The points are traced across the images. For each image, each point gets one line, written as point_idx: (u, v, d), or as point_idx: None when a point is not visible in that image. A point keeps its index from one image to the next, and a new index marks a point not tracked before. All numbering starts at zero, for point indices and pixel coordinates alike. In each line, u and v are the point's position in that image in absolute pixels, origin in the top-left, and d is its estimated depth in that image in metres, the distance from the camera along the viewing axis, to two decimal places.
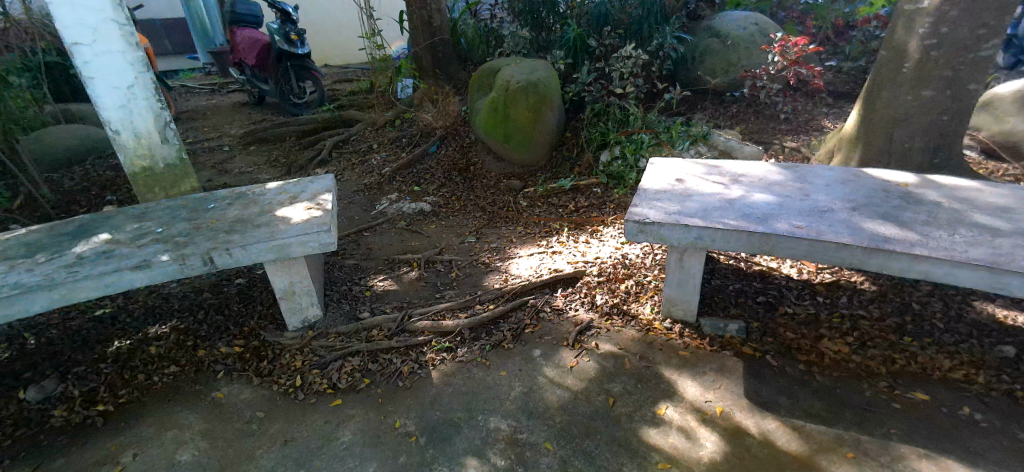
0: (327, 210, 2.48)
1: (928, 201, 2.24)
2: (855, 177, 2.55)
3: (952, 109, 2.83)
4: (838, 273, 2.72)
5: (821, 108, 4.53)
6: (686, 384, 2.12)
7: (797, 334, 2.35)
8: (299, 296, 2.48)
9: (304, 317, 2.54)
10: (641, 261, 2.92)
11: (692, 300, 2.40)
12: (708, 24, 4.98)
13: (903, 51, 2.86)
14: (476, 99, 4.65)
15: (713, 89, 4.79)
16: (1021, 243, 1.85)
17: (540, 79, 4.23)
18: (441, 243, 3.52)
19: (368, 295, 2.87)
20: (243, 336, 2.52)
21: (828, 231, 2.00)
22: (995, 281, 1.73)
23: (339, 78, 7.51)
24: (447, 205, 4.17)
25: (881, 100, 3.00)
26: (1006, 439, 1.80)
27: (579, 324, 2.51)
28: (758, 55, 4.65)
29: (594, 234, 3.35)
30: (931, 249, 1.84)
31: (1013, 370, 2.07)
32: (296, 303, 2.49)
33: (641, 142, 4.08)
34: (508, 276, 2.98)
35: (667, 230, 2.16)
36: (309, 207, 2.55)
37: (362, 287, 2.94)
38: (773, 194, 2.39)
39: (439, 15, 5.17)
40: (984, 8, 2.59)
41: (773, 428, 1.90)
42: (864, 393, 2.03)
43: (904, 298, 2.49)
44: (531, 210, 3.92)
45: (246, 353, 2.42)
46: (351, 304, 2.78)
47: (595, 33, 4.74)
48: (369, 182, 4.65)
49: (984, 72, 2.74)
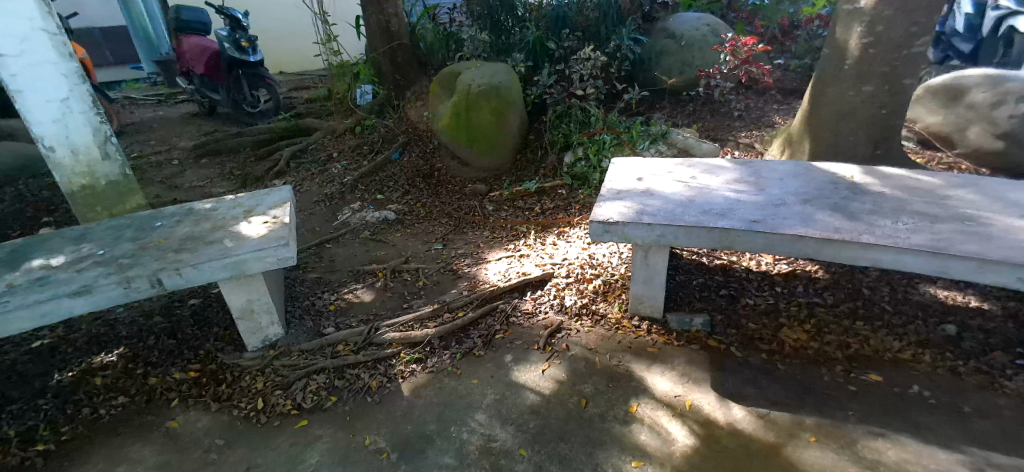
0: (285, 224, 2.39)
1: (874, 191, 2.34)
2: (806, 170, 2.63)
3: (891, 103, 2.97)
4: (795, 263, 2.81)
5: (772, 105, 4.71)
6: (657, 380, 2.14)
7: (759, 324, 2.41)
8: (257, 315, 2.38)
9: (264, 336, 2.44)
10: (608, 260, 2.94)
11: (659, 297, 2.43)
12: (663, 26, 5.07)
13: (845, 48, 2.98)
14: (437, 104, 4.61)
15: (670, 89, 4.87)
16: (959, 228, 1.95)
17: (502, 83, 4.22)
18: (407, 251, 3.45)
19: (332, 310, 2.79)
20: (199, 359, 2.41)
21: (784, 223, 2.06)
22: (937, 265, 1.81)
23: (296, 85, 7.32)
24: (412, 212, 4.11)
25: (827, 96, 3.12)
26: (952, 413, 1.89)
27: (549, 326, 2.50)
28: (711, 55, 4.77)
29: (561, 235, 3.37)
30: (879, 237, 1.91)
31: (956, 347, 2.18)
32: (254, 321, 2.39)
33: (603, 142, 4.12)
34: (477, 281, 2.95)
35: (632, 229, 2.18)
36: (266, 221, 2.45)
37: (325, 302, 2.86)
38: (732, 190, 2.44)
39: (396, 19, 5.11)
40: (915, 7, 2.72)
41: (740, 417, 1.94)
42: (824, 378, 2.10)
43: (855, 285, 2.59)
44: (497, 214, 3.90)
45: (202, 378, 2.31)
46: (314, 319, 2.69)
47: (554, 36, 4.78)
48: (331, 192, 4.54)
49: (918, 68, 2.89)
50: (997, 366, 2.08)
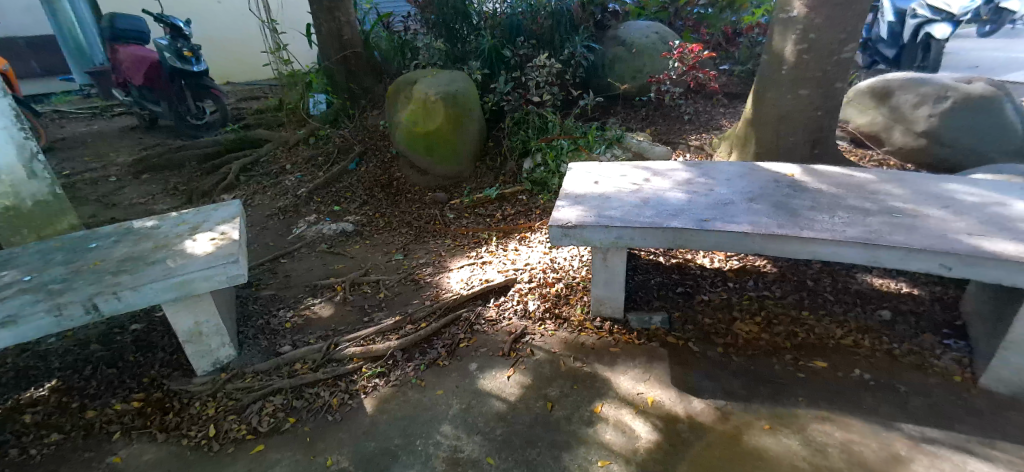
0: (234, 240, 2.32)
1: (813, 189, 2.48)
2: (751, 171, 2.76)
3: (824, 106, 3.16)
4: (745, 259, 2.94)
5: (719, 108, 4.93)
6: (618, 380, 2.19)
7: (714, 319, 2.50)
8: (206, 337, 2.30)
9: (214, 359, 2.36)
10: (569, 264, 2.98)
11: (619, 297, 2.49)
12: (614, 33, 5.21)
13: (781, 54, 3.15)
14: (393, 113, 4.57)
15: (624, 94, 5.03)
16: (888, 220, 2.09)
17: (458, 91, 4.24)
18: (367, 263, 3.41)
19: (289, 327, 2.72)
20: (143, 388, 2.30)
21: (732, 222, 2.16)
22: (870, 255, 1.94)
23: (244, 95, 7.11)
24: (370, 223, 4.05)
25: (768, 100, 3.28)
26: (890, 393, 2.02)
27: (513, 332, 2.51)
28: (660, 62, 4.93)
29: (523, 241, 3.40)
30: (818, 231, 2.03)
31: (892, 331, 2.34)
32: (204, 344, 2.31)
33: (561, 148, 4.14)
34: (440, 290, 2.94)
35: (589, 232, 2.23)
36: (213, 237, 2.38)
37: (282, 319, 2.78)
38: (684, 191, 2.53)
39: (349, 28, 5.06)
40: (842, 16, 2.91)
41: (699, 410, 2.01)
42: (775, 368, 2.20)
43: (800, 277, 2.73)
44: (458, 222, 3.90)
45: (147, 408, 2.20)
46: (270, 338, 2.62)
47: (509, 44, 4.83)
48: (285, 205, 4.43)
49: (847, 72, 3.09)
50: (927, 347, 2.24)
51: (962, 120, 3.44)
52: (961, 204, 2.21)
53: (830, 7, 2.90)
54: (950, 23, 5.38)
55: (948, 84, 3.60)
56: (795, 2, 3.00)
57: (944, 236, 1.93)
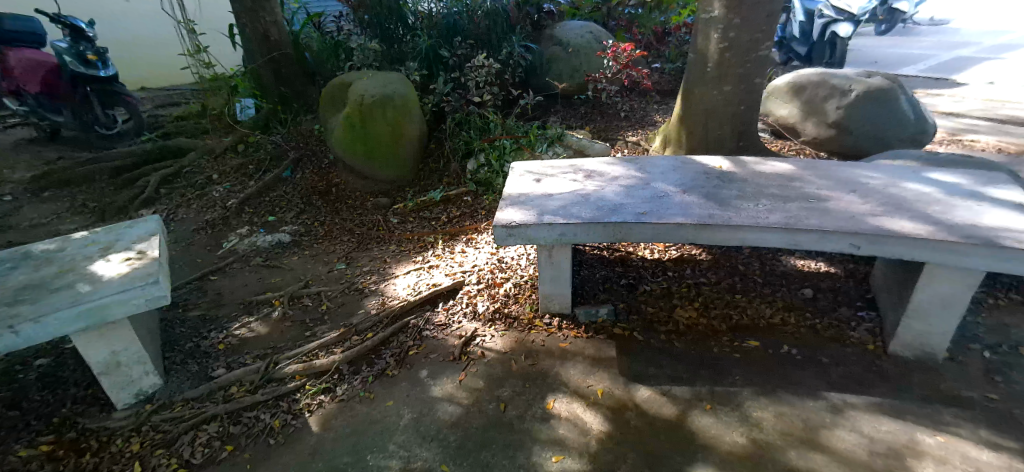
0: (152, 260, 2.18)
1: (739, 179, 2.62)
2: (683, 164, 2.88)
3: (747, 100, 3.35)
4: (683, 248, 3.07)
5: (653, 105, 5.11)
6: (567, 374, 2.23)
7: (657, 307, 2.60)
8: (126, 366, 2.14)
9: (137, 389, 2.20)
10: (516, 263, 3.00)
11: (566, 293, 2.52)
12: (550, 33, 5.27)
13: (706, 53, 3.30)
14: (328, 117, 4.43)
15: (562, 93, 5.12)
16: (806, 206, 2.24)
17: (396, 92, 4.15)
18: (307, 274, 3.29)
19: (222, 349, 2.58)
20: (54, 429, 2.10)
21: (667, 214, 2.24)
22: (791, 239, 2.07)
23: (163, 102, 6.67)
24: (309, 232, 3.92)
25: (696, 95, 3.44)
26: (816, 365, 2.17)
27: (463, 336, 2.50)
28: (597, 60, 5.05)
29: (470, 242, 3.39)
30: (745, 219, 2.14)
31: (816, 308, 2.51)
32: (124, 374, 2.15)
33: (503, 148, 4.18)
34: (386, 298, 2.88)
35: (533, 230, 2.25)
36: (128, 257, 2.22)
37: (214, 341, 2.65)
38: (622, 186, 2.61)
39: (276, 29, 4.86)
40: (758, 17, 3.09)
41: (646, 397, 2.08)
42: (714, 350, 2.31)
43: (732, 263, 2.88)
44: (403, 226, 3.83)
45: (57, 450, 2.02)
46: (202, 362, 2.48)
47: (447, 44, 4.80)
48: (213, 218, 4.20)
49: (765, 69, 3.28)
50: (845, 320, 2.42)
51: (866, 110, 3.74)
52: (867, 187, 2.40)
53: (747, 8, 3.07)
54: (852, 23, 5.88)
55: (852, 78, 3.92)
56: (714, 3, 3.16)
57: (854, 218, 2.09)
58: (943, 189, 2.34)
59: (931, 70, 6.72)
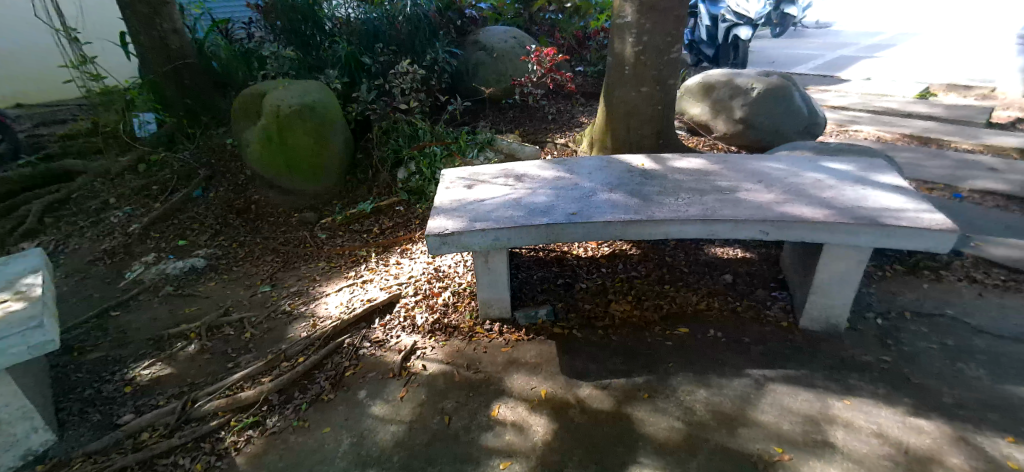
0: (36, 301, 1.95)
1: (660, 175, 2.74)
2: (609, 163, 2.97)
3: (663, 101, 3.52)
4: (614, 244, 3.16)
5: (578, 107, 5.26)
6: (510, 378, 2.23)
7: (593, 304, 2.66)
8: (7, 424, 1.90)
9: (24, 449, 1.98)
10: (453, 271, 2.98)
11: (505, 297, 2.52)
12: (474, 39, 5.26)
13: (623, 56, 3.43)
14: (242, 130, 4.19)
15: (490, 98, 5.15)
16: (721, 198, 2.38)
17: (317, 100, 3.99)
18: (226, 301, 3.09)
19: (130, 392, 2.37)
20: None
21: (596, 213, 2.30)
22: (709, 230, 2.19)
23: (47, 118, 6.03)
24: (227, 254, 3.68)
25: (617, 97, 3.57)
26: (740, 346, 2.31)
27: (402, 350, 2.44)
28: (521, 65, 5.09)
29: (404, 253, 3.32)
30: (668, 213, 2.25)
31: (737, 292, 2.68)
32: (7, 434, 1.92)
33: (434, 155, 4.14)
34: (316, 319, 2.76)
35: (467, 237, 2.22)
36: (5, 300, 1.98)
37: (119, 385, 2.43)
38: (552, 188, 2.65)
39: (176, 36, 4.54)
40: (667, 21, 3.25)
41: (587, 393, 2.12)
42: (648, 340, 2.40)
43: (661, 255, 3.01)
44: (332, 241, 3.69)
45: None
46: (105, 410, 2.26)
47: (368, 51, 4.67)
48: (112, 247, 3.85)
49: (677, 71, 3.47)
50: (763, 301, 2.60)
51: (769, 107, 4.05)
52: (773, 177, 2.60)
53: (657, 13, 3.22)
54: (751, 27, 6.34)
55: (754, 78, 4.23)
56: (627, 8, 3.29)
57: (762, 206, 2.25)
58: (835, 175, 2.58)
59: (820, 68, 7.40)
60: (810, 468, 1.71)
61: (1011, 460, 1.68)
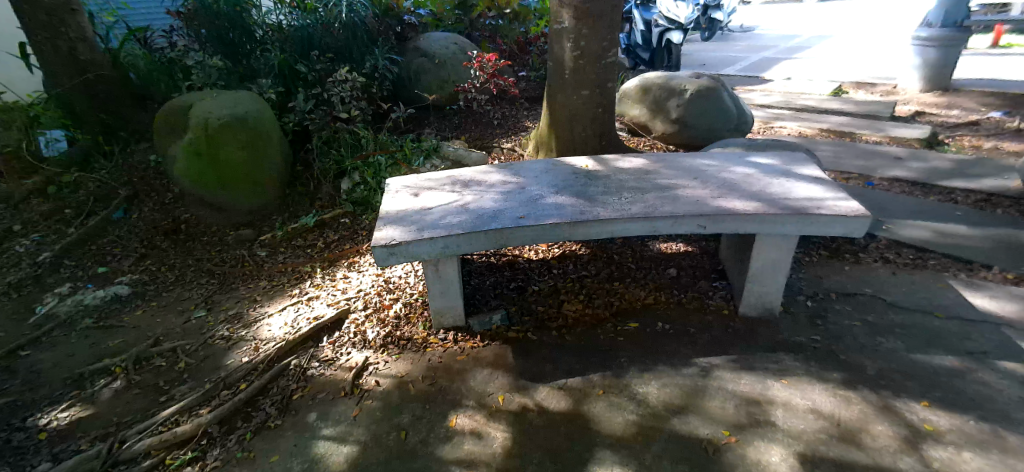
0: None
1: (604, 176, 2.81)
2: (554, 166, 3.02)
3: (604, 103, 3.62)
4: (564, 245, 3.22)
5: (523, 111, 5.33)
6: (467, 387, 2.22)
7: (546, 306, 2.69)
8: None
9: None
10: (404, 281, 2.93)
11: (458, 305, 2.51)
12: (415, 45, 5.20)
13: (563, 60, 3.50)
14: (168, 144, 3.95)
15: (433, 104, 5.12)
16: (661, 195, 2.47)
17: (248, 112, 3.84)
18: (156, 330, 2.90)
19: (47, 438, 2.19)
20: None
21: (543, 215, 2.33)
22: (651, 227, 2.27)
23: None
24: (155, 279, 3.46)
25: (559, 101, 3.64)
26: (687, 337, 2.41)
27: (353, 367, 2.38)
28: (464, 70, 5.10)
29: (352, 266, 3.24)
30: (612, 213, 2.31)
31: (682, 285, 2.78)
32: None
33: (379, 165, 4.08)
34: (259, 342, 2.64)
35: (414, 246, 2.19)
36: None
37: (34, 431, 2.23)
38: (499, 192, 2.66)
39: (85, 45, 4.25)
40: (603, 27, 3.35)
41: (544, 396, 2.14)
42: (601, 338, 2.45)
43: (609, 254, 3.09)
44: (273, 259, 3.55)
45: None
46: (18, 461, 2.08)
47: (303, 59, 4.52)
48: (16, 278, 3.50)
49: (615, 74, 3.57)
50: (706, 291, 2.72)
51: (701, 107, 4.25)
52: (707, 173, 2.72)
53: (592, 18, 3.31)
54: (682, 32, 6.60)
55: (686, 79, 4.43)
56: (563, 14, 3.36)
57: (699, 202, 2.35)
58: (764, 169, 2.74)
59: (746, 70, 7.82)
60: (755, 448, 1.80)
61: (929, 423, 1.84)
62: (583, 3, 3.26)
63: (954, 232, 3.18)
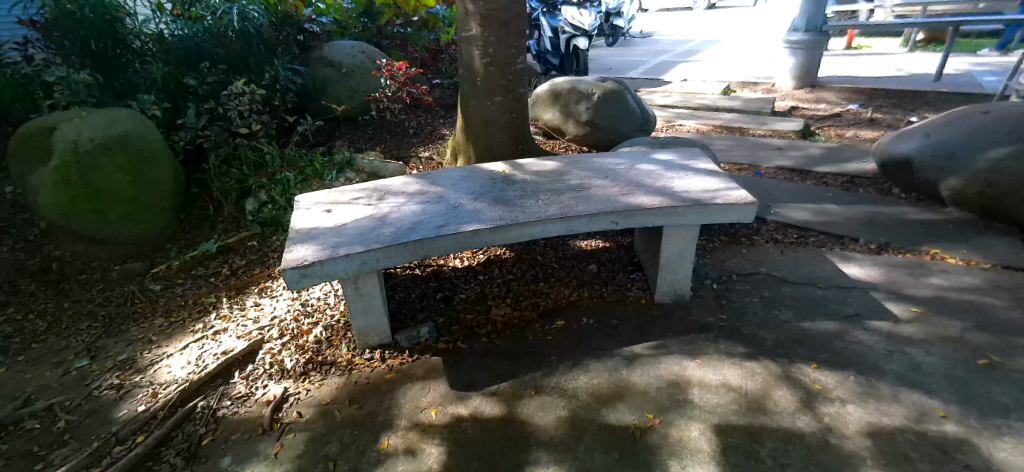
0: None
1: (519, 180, 2.88)
2: (471, 173, 3.05)
3: (517, 108, 3.70)
4: (488, 251, 3.25)
5: (439, 119, 5.35)
6: (398, 405, 2.18)
7: (474, 313, 2.71)
8: None
9: None
10: (323, 303, 2.82)
11: (383, 322, 2.46)
12: (319, 54, 5.03)
13: (473, 68, 3.55)
14: (29, 171, 3.49)
15: (343, 115, 4.97)
16: (575, 195, 2.58)
17: (127, 131, 3.53)
18: (24, 389, 2.51)
19: None
20: None
21: (463, 222, 2.35)
22: (567, 226, 2.36)
23: None
24: (21, 330, 2.93)
25: (473, 108, 3.68)
26: (609, 329, 2.52)
27: (271, 401, 2.25)
28: (374, 80, 4.99)
29: (264, 292, 3.04)
30: (529, 216, 2.37)
31: (603, 280, 2.91)
32: None
33: (287, 181, 3.90)
34: (156, 387, 2.40)
35: (330, 265, 2.12)
36: None
37: None
38: (417, 203, 2.64)
39: None
40: (509, 34, 3.44)
41: (477, 404, 2.15)
42: (529, 339, 2.51)
43: (532, 256, 3.16)
44: (170, 292, 3.19)
45: None
46: None
47: (191, 71, 4.19)
48: None
49: (525, 80, 3.67)
50: (624, 284, 2.87)
51: (608, 110, 4.46)
52: (616, 172, 2.88)
53: (498, 26, 3.38)
54: (587, 38, 6.98)
55: (593, 83, 4.62)
56: (470, 22, 3.40)
57: (610, 200, 2.48)
58: (666, 165, 2.93)
59: (647, 73, 8.32)
60: (676, 427, 1.93)
61: (819, 383, 2.06)
62: (489, 11, 3.33)
63: (829, 211, 3.59)
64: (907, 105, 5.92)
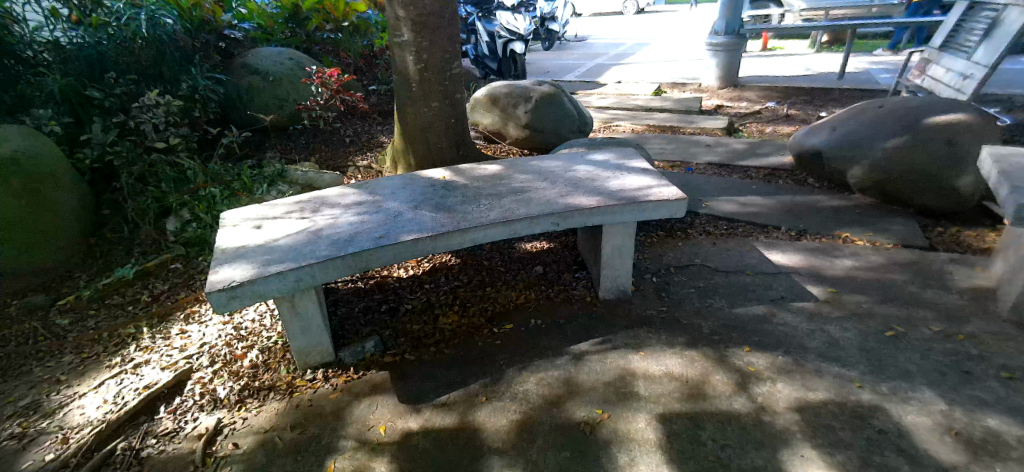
0: None
1: (460, 186, 2.86)
2: (410, 180, 3.00)
3: (455, 114, 3.68)
4: (433, 258, 3.21)
5: (376, 127, 5.24)
6: (344, 425, 2.10)
7: (421, 323, 2.66)
8: None
9: None
10: (257, 326, 2.69)
11: (325, 340, 2.37)
12: (242, 62, 4.80)
13: (407, 73, 3.49)
14: None
15: (272, 126, 4.75)
16: (516, 199, 2.59)
17: (21, 149, 3.16)
18: None
19: None
20: None
21: (403, 232, 2.31)
22: (509, 230, 2.37)
23: None
24: None
25: (410, 114, 3.63)
26: (556, 329, 2.55)
27: (204, 434, 2.11)
28: (304, 88, 4.80)
29: (191, 317, 2.85)
30: (470, 221, 2.36)
31: (548, 280, 2.95)
32: None
33: (212, 197, 3.71)
34: (66, 432, 2.18)
35: (262, 284, 2.01)
36: None
37: None
38: (355, 214, 2.57)
39: None
40: (442, 39, 3.41)
41: (428, 416, 2.11)
42: (479, 345, 2.49)
43: (477, 261, 3.15)
44: (80, 326, 2.91)
45: None
46: None
47: (94, 82, 3.83)
48: None
49: (461, 84, 3.66)
50: (569, 283, 2.91)
51: (546, 112, 4.53)
52: (555, 174, 2.92)
53: (431, 32, 3.35)
54: (523, 42, 6.97)
55: (529, 87, 4.67)
56: (401, 27, 3.35)
57: (549, 201, 2.51)
58: (602, 166, 3.01)
59: (583, 76, 8.51)
60: (623, 420, 1.97)
61: (752, 365, 2.18)
62: (420, 16, 3.29)
63: (754, 203, 3.81)
64: (817, 101, 6.39)
